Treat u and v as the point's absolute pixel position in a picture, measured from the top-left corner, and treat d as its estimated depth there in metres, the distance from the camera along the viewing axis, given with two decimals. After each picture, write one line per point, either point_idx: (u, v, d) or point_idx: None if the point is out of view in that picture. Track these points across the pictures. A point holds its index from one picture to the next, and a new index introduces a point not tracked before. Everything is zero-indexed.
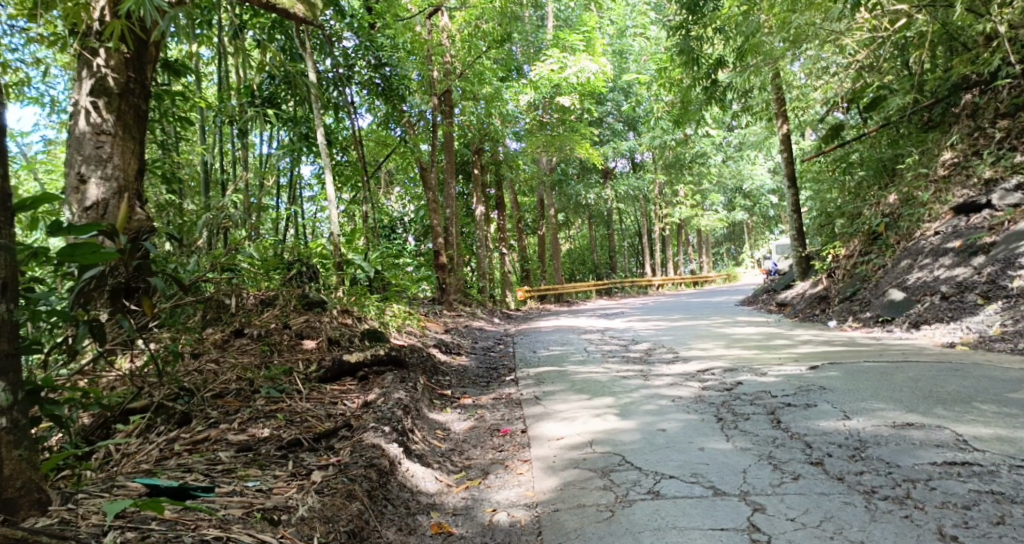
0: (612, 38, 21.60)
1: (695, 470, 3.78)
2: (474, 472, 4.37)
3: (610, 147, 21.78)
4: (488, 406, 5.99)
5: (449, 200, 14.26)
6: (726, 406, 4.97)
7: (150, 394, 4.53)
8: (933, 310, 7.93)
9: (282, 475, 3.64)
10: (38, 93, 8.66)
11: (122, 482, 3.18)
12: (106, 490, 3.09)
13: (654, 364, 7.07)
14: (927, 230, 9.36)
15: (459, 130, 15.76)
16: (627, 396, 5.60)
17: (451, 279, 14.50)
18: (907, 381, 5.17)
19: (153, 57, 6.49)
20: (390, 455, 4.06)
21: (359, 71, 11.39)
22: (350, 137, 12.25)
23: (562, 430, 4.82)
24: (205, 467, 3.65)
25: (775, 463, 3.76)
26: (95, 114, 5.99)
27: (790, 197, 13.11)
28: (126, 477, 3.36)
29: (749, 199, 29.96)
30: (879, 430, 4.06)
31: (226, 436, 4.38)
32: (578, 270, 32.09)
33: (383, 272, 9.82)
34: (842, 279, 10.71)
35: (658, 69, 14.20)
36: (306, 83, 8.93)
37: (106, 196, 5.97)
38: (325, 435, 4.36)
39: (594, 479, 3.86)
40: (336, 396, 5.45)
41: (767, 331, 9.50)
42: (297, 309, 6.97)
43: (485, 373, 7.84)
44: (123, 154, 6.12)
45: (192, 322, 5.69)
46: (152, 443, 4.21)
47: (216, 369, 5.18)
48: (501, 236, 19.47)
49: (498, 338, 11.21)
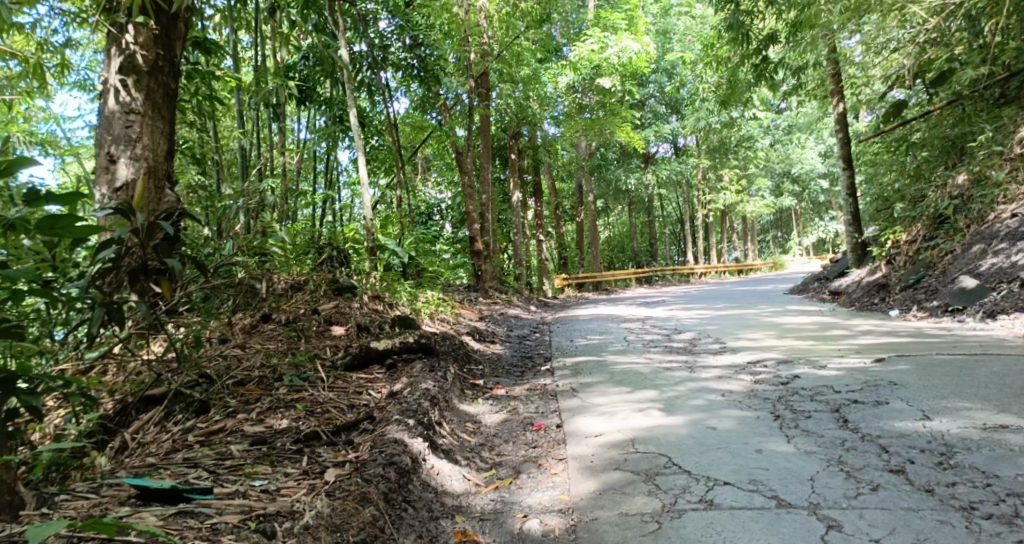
0: (655, 17, 20.98)
1: (753, 476, 3.36)
2: (504, 471, 4.02)
3: (653, 131, 21.14)
4: (522, 398, 5.62)
5: (485, 185, 13.88)
6: (783, 403, 4.51)
7: (168, 380, 4.27)
8: (1011, 300, 7.34)
9: (294, 473, 3.34)
10: (82, 79, 8.53)
11: (115, 481, 2.96)
12: (93, 491, 2.86)
13: (701, 355, 6.63)
14: (1003, 213, 8.74)
15: (496, 114, 15.36)
16: (672, 389, 5.17)
17: (487, 267, 14.16)
18: (991, 377, 4.67)
19: (183, 34, 6.24)
20: (413, 450, 3.73)
21: (394, 52, 11.03)
22: (385, 121, 11.94)
23: (602, 426, 4.43)
24: (211, 462, 3.36)
25: (847, 470, 3.32)
26: (124, 92, 5.75)
27: (844, 180, 12.42)
28: (124, 475, 3.11)
29: (798, 184, 29.01)
30: (967, 434, 3.59)
31: (242, 427, 4.05)
32: (617, 258, 31.46)
33: (418, 258, 9.52)
34: (903, 267, 10.06)
35: (704, 47, 13.55)
36: (340, 59, 8.60)
37: (135, 176, 5.72)
38: (345, 428, 4.05)
39: (637, 484, 3.47)
40: (362, 385, 5.12)
41: (822, 321, 8.92)
42: (326, 294, 6.69)
43: (520, 362, 7.49)
44: (152, 133, 5.88)
45: (219, 308, 5.45)
46: (167, 433, 3.96)
47: (239, 355, 4.91)
48: (540, 224, 19.04)
49: (535, 326, 10.81)
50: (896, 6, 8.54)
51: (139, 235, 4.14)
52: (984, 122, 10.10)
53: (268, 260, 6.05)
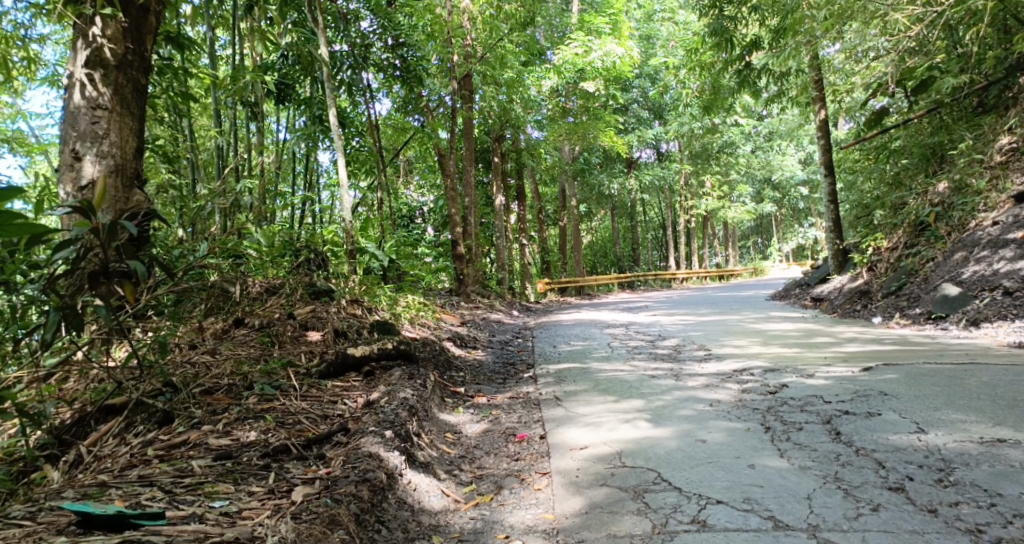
0: (639, 22, 20.96)
1: (747, 494, 3.22)
2: (486, 486, 3.85)
3: (635, 135, 21.07)
4: (504, 407, 5.45)
5: (468, 188, 13.69)
6: (773, 414, 4.38)
7: (130, 390, 4.05)
8: (994, 308, 7.29)
9: (259, 492, 3.14)
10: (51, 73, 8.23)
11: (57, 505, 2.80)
12: (29, 518, 2.71)
13: (686, 362, 6.50)
14: (983, 220, 8.71)
15: (480, 117, 15.18)
16: (659, 398, 5.02)
17: (470, 270, 13.98)
18: (982, 387, 4.58)
19: (154, 27, 6.00)
20: (389, 465, 3.55)
21: (375, 53, 10.76)
22: (366, 121, 11.70)
23: (588, 437, 4.26)
24: (170, 480, 3.16)
25: (845, 488, 3.19)
26: (91, 87, 5.48)
27: (826, 187, 12.38)
28: (73, 496, 2.92)
29: (779, 190, 29.07)
30: (965, 448, 3.49)
31: (207, 439, 3.82)
32: (600, 263, 31.37)
33: (398, 261, 9.31)
34: (884, 273, 10.02)
35: (687, 52, 13.46)
36: (319, 57, 8.31)
37: (102, 175, 5.47)
38: (317, 440, 3.85)
39: (626, 502, 3.31)
40: (338, 393, 4.90)
41: (806, 328, 8.84)
42: (303, 298, 6.47)
43: (502, 369, 7.31)
44: (120, 130, 5.62)
45: (190, 312, 5.22)
46: (126, 445, 3.74)
47: (208, 362, 4.68)
48: (522, 227, 18.88)
49: (517, 331, 10.65)
50: (878, 13, 8.38)
51: (98, 236, 3.91)
52: (965, 130, 10.09)
53: (244, 263, 5.81)
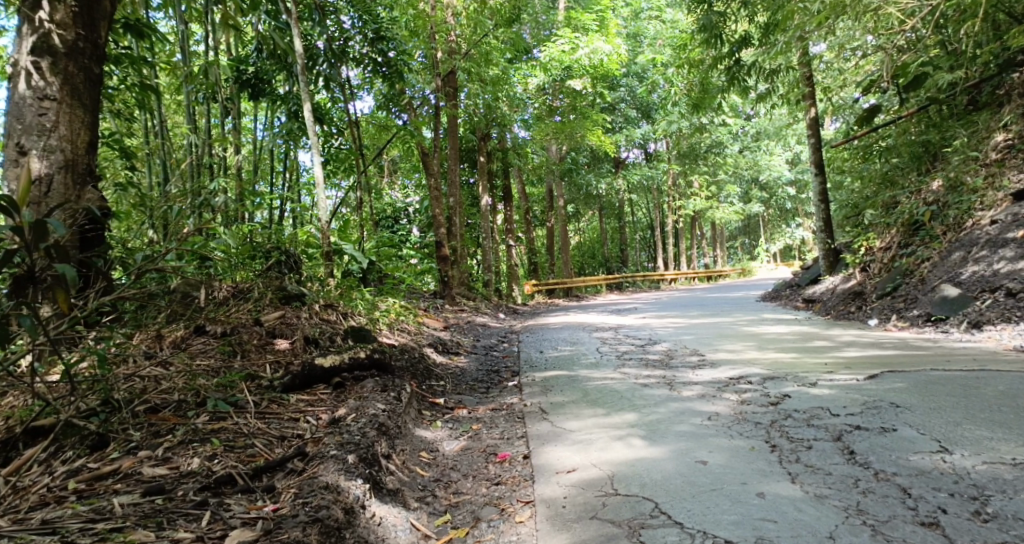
0: (626, 20, 20.61)
1: (760, 532, 2.90)
2: (461, 517, 3.47)
3: (624, 134, 20.69)
4: (485, 421, 5.03)
5: (453, 187, 13.20)
6: (778, 429, 4.00)
7: (61, 409, 3.60)
8: (997, 310, 6.97)
9: (184, 540, 2.82)
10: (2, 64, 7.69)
11: None
12: None
13: (680, 369, 6.13)
14: (981, 219, 8.37)
15: (464, 115, 14.72)
16: (653, 411, 4.62)
17: (453, 273, 13.53)
18: (1002, 397, 4.25)
19: (109, 11, 5.38)
20: (348, 500, 3.22)
21: (354, 48, 10.11)
22: (345, 117, 11.19)
23: (575, 458, 3.87)
24: (84, 528, 2.82)
25: (871, 524, 2.89)
26: (38, 76, 4.92)
27: (816, 186, 12.04)
28: None
29: (766, 190, 28.72)
30: (997, 472, 3.18)
31: (141, 468, 3.40)
32: (588, 263, 30.88)
33: (378, 263, 8.85)
34: (877, 274, 9.69)
35: (675, 48, 13.06)
36: (294, 49, 7.75)
37: (50, 171, 4.91)
38: (270, 469, 3.46)
39: (621, 541, 2.97)
40: (301, 409, 4.45)
41: (802, 331, 8.47)
42: (272, 303, 6.01)
43: (486, 377, 6.89)
44: (71, 123, 5.04)
45: (142, 321, 4.78)
46: (50, 475, 3.31)
47: (158, 375, 4.24)
48: (509, 228, 18.38)
49: (502, 336, 10.22)
50: (872, 7, 7.79)
51: (21, 236, 3.41)
52: (960, 127, 9.76)
53: (208, 266, 5.33)
